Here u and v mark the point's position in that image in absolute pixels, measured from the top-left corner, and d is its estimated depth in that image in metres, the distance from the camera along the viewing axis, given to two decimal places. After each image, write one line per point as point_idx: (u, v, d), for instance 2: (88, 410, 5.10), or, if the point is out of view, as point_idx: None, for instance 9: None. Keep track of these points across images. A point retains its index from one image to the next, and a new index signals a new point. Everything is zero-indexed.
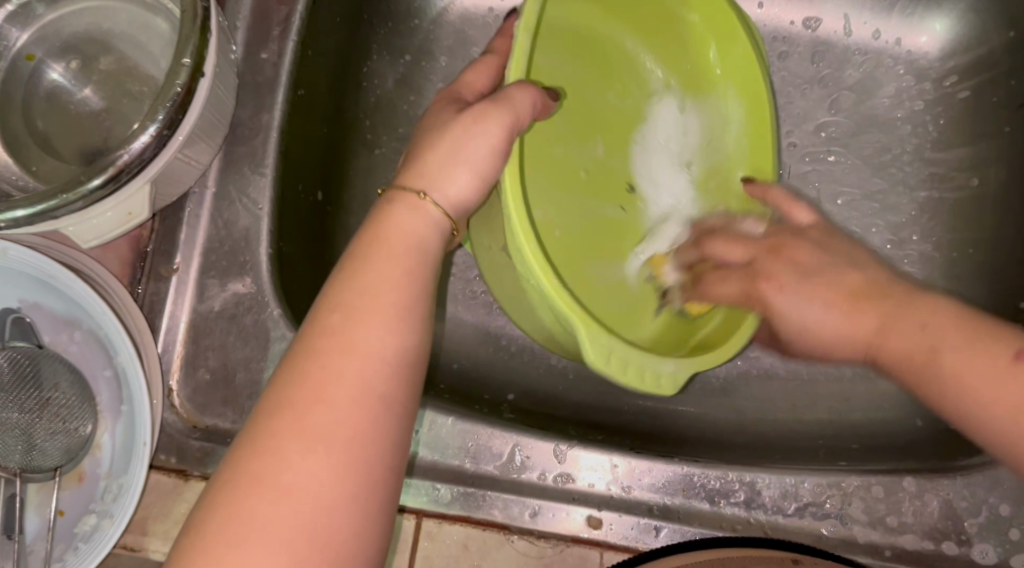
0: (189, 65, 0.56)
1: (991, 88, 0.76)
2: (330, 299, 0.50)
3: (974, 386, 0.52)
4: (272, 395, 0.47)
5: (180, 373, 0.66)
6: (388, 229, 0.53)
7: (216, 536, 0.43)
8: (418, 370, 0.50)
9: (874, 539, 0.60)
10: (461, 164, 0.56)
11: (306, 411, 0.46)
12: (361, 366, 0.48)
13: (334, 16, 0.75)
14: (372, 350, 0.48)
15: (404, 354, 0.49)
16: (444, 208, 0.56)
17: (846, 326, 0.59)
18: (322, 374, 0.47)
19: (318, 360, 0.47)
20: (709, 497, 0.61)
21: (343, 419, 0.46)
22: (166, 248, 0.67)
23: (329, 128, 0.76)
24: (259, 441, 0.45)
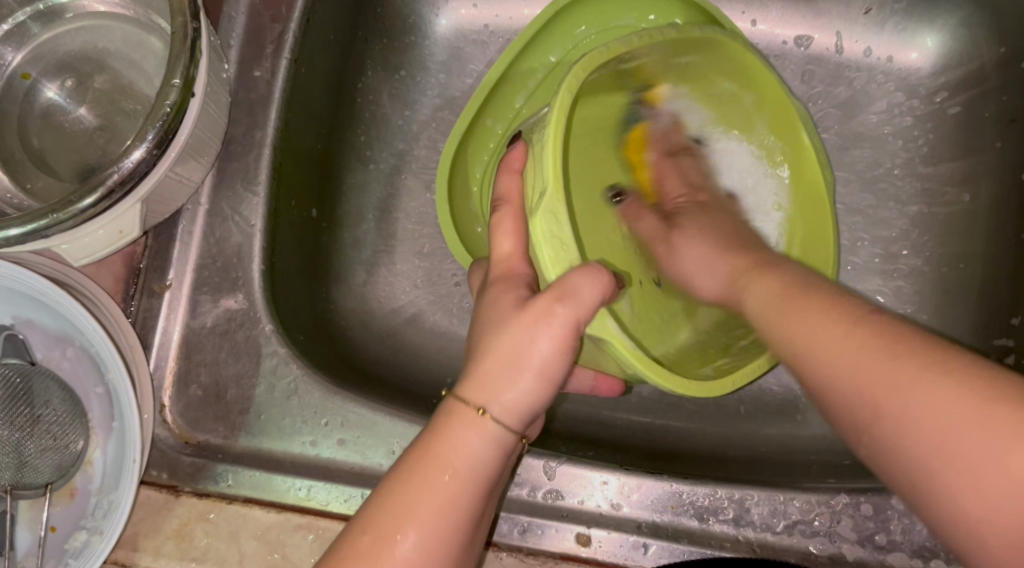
0: (180, 85, 0.57)
1: (983, 104, 0.77)
2: (364, 519, 0.54)
3: (936, 431, 0.46)
4: (369, 507, 0.54)
5: (173, 389, 0.67)
6: (445, 459, 0.55)
7: None
8: (478, 512, 0.55)
9: (863, 557, 0.60)
10: (540, 334, 0.56)
11: (391, 527, 0.53)
12: (439, 494, 0.54)
13: (328, 34, 0.75)
14: (427, 529, 0.53)
15: (459, 515, 0.54)
16: (503, 423, 0.56)
17: (838, 353, 0.51)
18: (408, 498, 0.54)
19: (408, 485, 0.54)
20: (698, 515, 0.61)
21: (419, 539, 0.53)
22: (159, 265, 0.68)
23: (323, 144, 0.77)
24: (348, 548, 0.53)
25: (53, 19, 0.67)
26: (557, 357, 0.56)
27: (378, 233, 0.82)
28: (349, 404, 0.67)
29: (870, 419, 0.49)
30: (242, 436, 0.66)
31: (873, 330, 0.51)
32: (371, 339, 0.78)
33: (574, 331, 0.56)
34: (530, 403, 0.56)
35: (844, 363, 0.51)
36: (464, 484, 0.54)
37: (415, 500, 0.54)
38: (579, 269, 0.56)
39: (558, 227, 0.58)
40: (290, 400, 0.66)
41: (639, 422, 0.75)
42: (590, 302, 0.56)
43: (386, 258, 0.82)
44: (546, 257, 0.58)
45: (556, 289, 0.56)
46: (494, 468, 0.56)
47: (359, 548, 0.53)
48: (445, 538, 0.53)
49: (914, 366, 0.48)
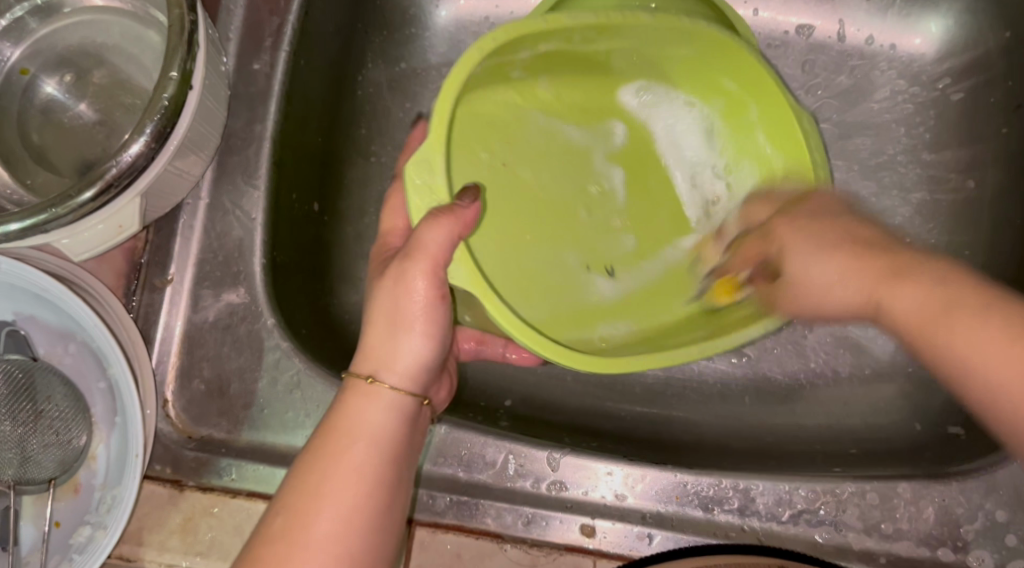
0: (177, 78, 0.56)
1: (988, 90, 0.76)
2: (280, 499, 0.54)
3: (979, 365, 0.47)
4: (293, 476, 0.55)
5: (175, 384, 0.67)
6: (349, 431, 0.56)
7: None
8: (403, 474, 0.57)
9: (869, 546, 0.60)
10: (405, 293, 0.58)
11: (312, 488, 0.54)
12: (358, 455, 0.55)
13: (327, 27, 0.75)
14: (339, 493, 0.54)
15: (366, 474, 0.55)
16: (399, 387, 0.58)
17: (960, 332, 0.48)
18: (321, 465, 0.55)
19: (343, 446, 0.55)
20: (703, 505, 0.61)
21: (342, 499, 0.54)
22: (160, 259, 0.67)
23: (323, 137, 0.77)
24: (297, 504, 0.54)
25: (50, 14, 0.66)
26: (431, 312, 0.59)
27: (379, 226, 0.82)
28: None
29: (1009, 414, 0.46)
30: (244, 430, 0.66)
31: (955, 295, 0.49)
32: None
33: (430, 279, 0.57)
34: (418, 368, 0.59)
35: (961, 343, 0.48)
36: (360, 454, 0.55)
37: (327, 480, 0.54)
38: (426, 216, 0.56)
39: (432, 176, 0.58)
40: (293, 394, 0.66)
41: (643, 412, 0.75)
42: (449, 233, 0.56)
43: None
44: (415, 204, 0.58)
45: (410, 239, 0.56)
46: (390, 434, 0.57)
47: (273, 527, 0.53)
48: (363, 507, 0.54)
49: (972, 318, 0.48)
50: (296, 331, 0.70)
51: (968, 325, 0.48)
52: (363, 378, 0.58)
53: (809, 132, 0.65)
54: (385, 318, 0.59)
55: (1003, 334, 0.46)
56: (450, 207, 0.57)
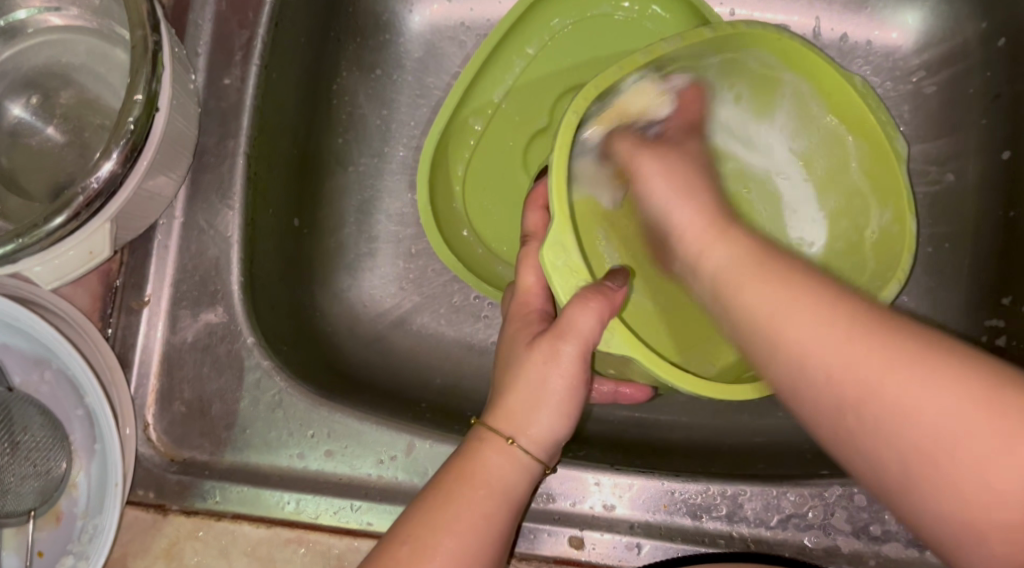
0: (142, 100, 0.55)
1: (966, 80, 0.75)
2: (407, 529, 0.55)
3: (926, 430, 0.46)
4: (418, 508, 0.56)
5: (155, 407, 0.66)
6: (479, 481, 0.56)
7: None
8: (508, 544, 0.57)
9: (858, 548, 0.59)
10: (556, 367, 0.58)
11: (433, 532, 0.55)
12: (487, 506, 0.56)
13: (297, 37, 0.74)
14: (463, 546, 0.55)
15: (492, 539, 0.55)
16: (531, 452, 0.58)
17: (893, 392, 0.47)
18: (452, 510, 0.55)
19: (466, 495, 0.56)
20: (691, 513, 0.61)
21: (454, 555, 0.54)
22: (136, 281, 0.67)
23: (298, 149, 0.76)
24: (415, 538, 0.54)
25: (14, 36, 0.65)
26: (570, 390, 0.58)
27: (359, 237, 0.81)
28: (335, 414, 0.66)
29: (920, 462, 0.47)
30: (228, 451, 0.65)
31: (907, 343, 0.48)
32: (356, 345, 0.77)
33: (580, 361, 0.58)
34: (554, 441, 0.59)
35: (901, 391, 0.47)
36: (488, 508, 0.56)
37: (442, 527, 0.55)
38: (572, 301, 0.57)
39: (570, 255, 0.58)
40: (275, 413, 0.66)
41: (630, 417, 0.74)
42: (591, 330, 0.57)
43: (368, 261, 0.81)
44: (560, 289, 0.58)
45: (559, 325, 0.57)
46: (517, 499, 0.57)
47: (401, 559, 0.54)
48: (480, 558, 0.55)
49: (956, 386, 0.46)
50: (276, 348, 0.69)
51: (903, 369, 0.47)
52: (502, 436, 0.58)
53: (866, 92, 0.65)
54: (527, 392, 0.58)
55: (935, 380, 0.46)
56: (595, 289, 0.58)
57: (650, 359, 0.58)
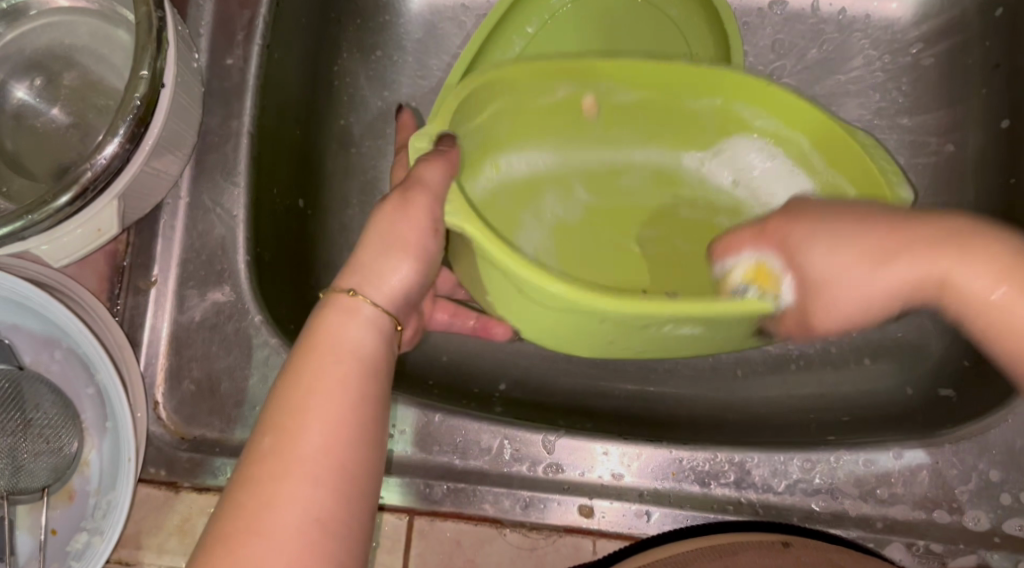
0: (147, 77, 0.56)
1: (965, 51, 0.76)
2: (269, 419, 0.50)
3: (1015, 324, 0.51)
4: (278, 395, 0.51)
5: (165, 386, 0.66)
6: (330, 349, 0.53)
7: (236, 515, 0.47)
8: (383, 414, 0.53)
9: (866, 512, 0.59)
10: (410, 220, 0.56)
11: (300, 411, 0.50)
12: (336, 377, 0.52)
13: (299, 18, 0.74)
14: (329, 420, 0.50)
15: (362, 407, 0.51)
16: (379, 304, 0.56)
17: (973, 274, 0.51)
18: (306, 390, 0.51)
19: (314, 373, 0.51)
20: (699, 480, 0.61)
21: (321, 435, 0.49)
22: (143, 261, 0.67)
23: (302, 130, 0.77)
24: (279, 420, 0.50)
25: (17, 18, 0.65)
26: (422, 239, 0.57)
27: (363, 218, 0.82)
28: None
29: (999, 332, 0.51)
30: (237, 429, 0.66)
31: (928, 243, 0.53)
32: None
33: (434, 211, 0.56)
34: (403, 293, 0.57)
35: (896, 273, 0.53)
36: (349, 388, 0.51)
37: (308, 393, 0.51)
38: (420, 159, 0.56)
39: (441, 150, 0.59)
40: None
41: (636, 391, 0.75)
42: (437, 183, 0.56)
43: None
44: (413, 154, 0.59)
45: (405, 184, 0.56)
46: (375, 385, 0.53)
47: (265, 449, 0.49)
48: (351, 430, 0.50)
49: (984, 256, 0.52)
50: (283, 327, 0.69)
51: (911, 266, 0.53)
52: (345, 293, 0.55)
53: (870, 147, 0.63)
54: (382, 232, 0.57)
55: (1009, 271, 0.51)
56: (434, 152, 0.57)
57: (601, 295, 0.53)
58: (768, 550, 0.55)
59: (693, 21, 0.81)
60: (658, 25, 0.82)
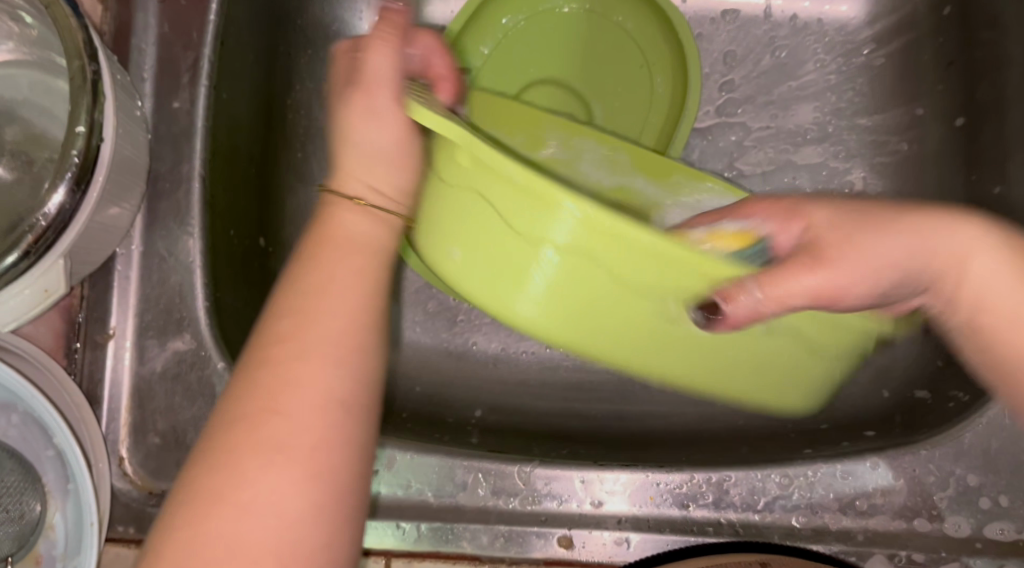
0: (84, 132, 0.55)
1: (920, 49, 0.75)
2: (283, 302, 0.47)
3: (1011, 309, 0.48)
4: (285, 283, 0.48)
5: (130, 441, 0.65)
6: (334, 241, 0.49)
7: (240, 421, 0.43)
8: (380, 366, 0.47)
9: (846, 525, 0.59)
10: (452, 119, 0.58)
11: (307, 314, 0.46)
12: (346, 294, 0.47)
13: (245, 54, 0.73)
14: (335, 337, 0.46)
15: (363, 324, 0.47)
16: None
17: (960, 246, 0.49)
18: (318, 289, 0.47)
19: (321, 278, 0.47)
20: (679, 502, 0.60)
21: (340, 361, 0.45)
22: (99, 314, 0.66)
23: (257, 167, 0.75)
24: (294, 305, 0.46)
25: None
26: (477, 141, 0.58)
27: None
28: None
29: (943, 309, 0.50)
30: None
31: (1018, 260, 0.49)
32: None
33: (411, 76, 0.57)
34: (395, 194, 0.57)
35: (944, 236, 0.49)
36: (361, 299, 0.47)
37: (320, 300, 0.46)
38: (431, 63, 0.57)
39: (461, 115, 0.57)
40: None
41: (617, 412, 0.75)
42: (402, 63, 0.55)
43: None
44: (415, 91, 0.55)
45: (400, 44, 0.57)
46: (383, 349, 0.48)
47: (280, 332, 0.46)
48: (367, 361, 0.46)
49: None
50: None
51: (1015, 279, 0.48)
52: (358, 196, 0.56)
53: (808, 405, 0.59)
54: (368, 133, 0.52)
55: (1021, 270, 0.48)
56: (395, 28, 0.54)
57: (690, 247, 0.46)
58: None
59: (648, 32, 0.80)
60: (613, 38, 0.81)
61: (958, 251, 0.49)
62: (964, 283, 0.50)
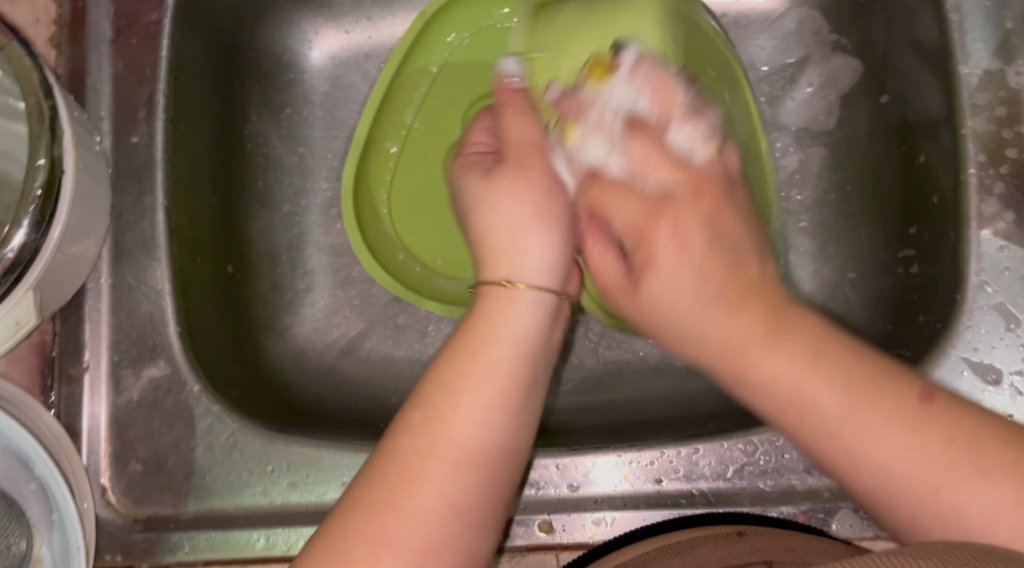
0: (45, 164, 0.57)
1: None
2: (431, 376, 0.52)
3: (882, 461, 0.49)
4: (443, 354, 0.53)
5: (111, 470, 0.66)
6: (493, 342, 0.53)
7: (384, 483, 0.48)
8: (525, 430, 0.53)
9: (812, 485, 0.61)
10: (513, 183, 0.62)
11: (457, 383, 0.51)
12: (497, 369, 0.52)
13: (200, 87, 0.76)
14: (486, 407, 0.51)
15: (508, 391, 0.52)
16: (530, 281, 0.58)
17: (882, 441, 0.49)
18: (463, 369, 0.52)
19: (472, 353, 0.52)
20: (652, 478, 0.62)
21: (484, 430, 0.50)
22: (72, 349, 0.67)
23: (220, 196, 0.78)
24: (443, 375, 0.52)
25: None
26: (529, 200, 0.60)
27: (295, 274, 0.83)
28: (292, 446, 0.66)
29: (821, 444, 0.51)
30: (190, 501, 0.65)
31: (756, 316, 0.55)
32: (308, 380, 0.79)
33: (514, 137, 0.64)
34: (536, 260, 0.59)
35: (780, 369, 0.52)
36: (513, 372, 0.53)
37: (471, 373, 0.52)
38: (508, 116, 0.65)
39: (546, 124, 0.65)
40: (232, 454, 0.66)
41: (590, 402, 0.77)
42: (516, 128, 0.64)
43: (306, 295, 0.83)
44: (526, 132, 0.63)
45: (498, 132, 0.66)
46: (528, 403, 0.53)
47: (421, 411, 0.50)
48: (507, 423, 0.51)
49: (796, 345, 0.53)
50: (223, 392, 0.69)
51: (789, 358, 0.52)
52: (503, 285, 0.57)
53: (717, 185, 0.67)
54: (504, 210, 0.60)
55: (942, 446, 0.48)
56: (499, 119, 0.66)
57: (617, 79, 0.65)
58: (725, 540, 0.55)
59: None
60: None
61: (664, 251, 0.59)
62: (709, 295, 0.57)
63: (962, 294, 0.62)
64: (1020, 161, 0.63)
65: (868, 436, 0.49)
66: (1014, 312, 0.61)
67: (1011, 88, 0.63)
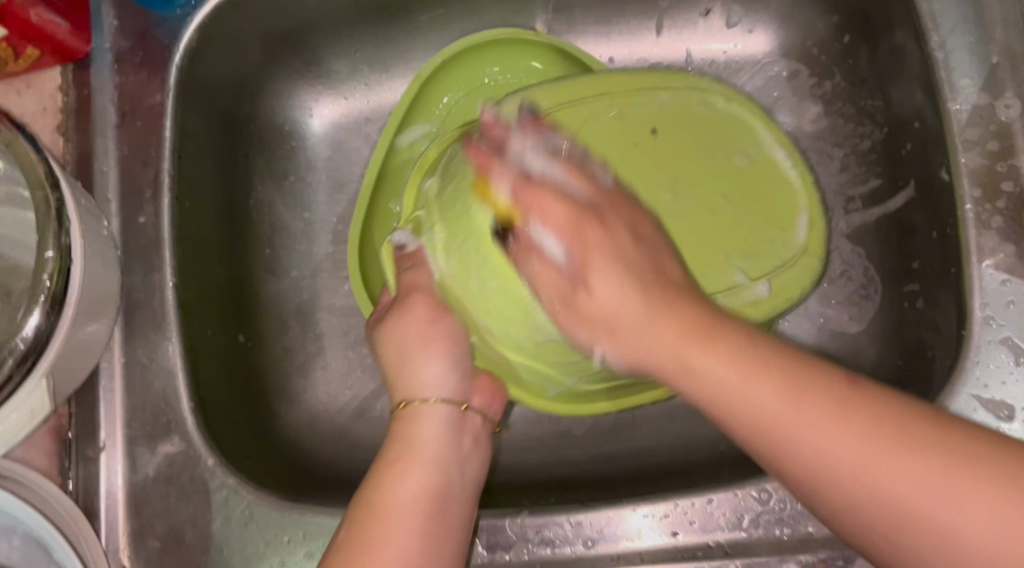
0: (53, 255, 0.59)
1: (833, 70, 0.80)
2: (372, 477, 0.59)
3: (937, 515, 0.45)
4: (381, 457, 0.60)
5: (130, 548, 0.66)
6: (407, 450, 0.60)
7: None
8: (457, 534, 0.59)
9: (830, 531, 0.61)
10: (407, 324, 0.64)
11: (393, 485, 0.58)
12: (427, 474, 0.59)
13: (203, 162, 0.77)
14: (419, 509, 0.57)
15: (434, 499, 0.58)
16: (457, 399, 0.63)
17: (905, 487, 0.46)
18: (395, 474, 0.59)
19: (395, 462, 0.59)
20: (669, 530, 0.62)
21: (415, 524, 0.56)
22: (89, 429, 0.68)
23: (228, 269, 0.79)
24: (376, 478, 0.59)
25: None
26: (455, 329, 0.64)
27: (306, 336, 0.84)
28: (307, 515, 0.66)
29: (878, 516, 0.46)
30: None
31: (723, 338, 0.51)
32: (320, 444, 0.80)
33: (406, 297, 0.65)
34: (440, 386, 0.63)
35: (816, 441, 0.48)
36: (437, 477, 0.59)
37: (398, 477, 0.58)
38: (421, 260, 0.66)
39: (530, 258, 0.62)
40: (248, 527, 0.66)
41: (604, 452, 0.77)
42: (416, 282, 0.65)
43: (318, 359, 0.84)
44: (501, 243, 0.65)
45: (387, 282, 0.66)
46: (458, 504, 0.60)
47: (373, 499, 0.57)
48: (436, 524, 0.57)
49: (877, 432, 0.47)
50: (239, 466, 0.70)
51: (904, 463, 0.46)
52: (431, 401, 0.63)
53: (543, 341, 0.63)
54: (400, 346, 0.64)
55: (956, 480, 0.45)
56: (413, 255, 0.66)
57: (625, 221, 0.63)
58: None
59: None
60: None
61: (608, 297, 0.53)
62: (816, 427, 0.48)
63: (968, 328, 0.62)
64: (1016, 194, 0.63)
65: (864, 458, 0.47)
66: (1022, 345, 0.61)
67: (1002, 122, 0.64)
